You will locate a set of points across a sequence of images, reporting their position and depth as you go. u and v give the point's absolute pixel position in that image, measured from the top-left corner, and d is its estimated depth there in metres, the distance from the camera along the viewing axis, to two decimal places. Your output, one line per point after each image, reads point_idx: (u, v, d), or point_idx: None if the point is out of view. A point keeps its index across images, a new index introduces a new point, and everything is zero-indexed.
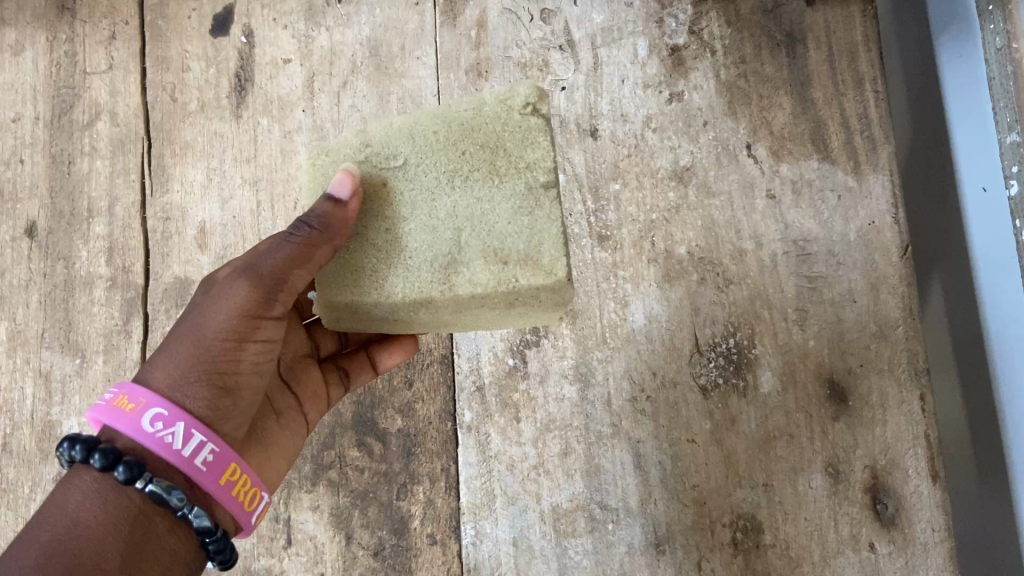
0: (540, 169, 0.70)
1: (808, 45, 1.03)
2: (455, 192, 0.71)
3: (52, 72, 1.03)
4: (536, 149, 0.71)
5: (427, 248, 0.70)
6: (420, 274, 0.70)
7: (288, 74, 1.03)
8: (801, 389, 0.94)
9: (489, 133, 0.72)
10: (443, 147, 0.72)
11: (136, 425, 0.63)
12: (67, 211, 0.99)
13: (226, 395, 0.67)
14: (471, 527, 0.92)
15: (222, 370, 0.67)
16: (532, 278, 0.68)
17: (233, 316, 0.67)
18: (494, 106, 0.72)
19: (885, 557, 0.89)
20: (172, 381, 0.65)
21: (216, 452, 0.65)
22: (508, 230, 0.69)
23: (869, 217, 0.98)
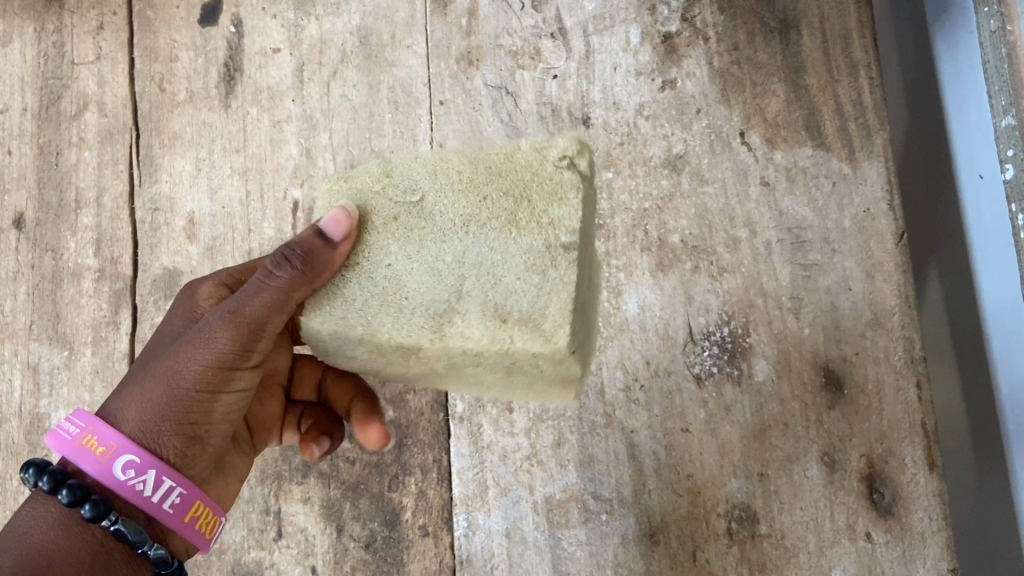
0: (563, 228, 0.64)
1: (802, 31, 1.02)
2: (467, 236, 0.64)
3: (40, 62, 1.02)
4: (563, 206, 0.64)
5: (429, 295, 0.65)
6: (415, 320, 0.65)
7: (278, 63, 1.02)
8: (796, 377, 0.93)
9: (516, 180, 0.65)
10: (465, 188, 0.66)
11: (110, 471, 0.61)
12: (55, 202, 0.99)
13: (196, 443, 0.66)
14: (464, 519, 0.91)
15: (193, 419, 0.65)
16: (532, 344, 0.64)
17: (205, 368, 0.64)
18: (529, 152, 0.66)
19: (882, 546, 0.88)
20: (142, 424, 0.63)
21: (183, 494, 0.64)
22: (514, 285, 0.64)
23: (864, 204, 0.97)
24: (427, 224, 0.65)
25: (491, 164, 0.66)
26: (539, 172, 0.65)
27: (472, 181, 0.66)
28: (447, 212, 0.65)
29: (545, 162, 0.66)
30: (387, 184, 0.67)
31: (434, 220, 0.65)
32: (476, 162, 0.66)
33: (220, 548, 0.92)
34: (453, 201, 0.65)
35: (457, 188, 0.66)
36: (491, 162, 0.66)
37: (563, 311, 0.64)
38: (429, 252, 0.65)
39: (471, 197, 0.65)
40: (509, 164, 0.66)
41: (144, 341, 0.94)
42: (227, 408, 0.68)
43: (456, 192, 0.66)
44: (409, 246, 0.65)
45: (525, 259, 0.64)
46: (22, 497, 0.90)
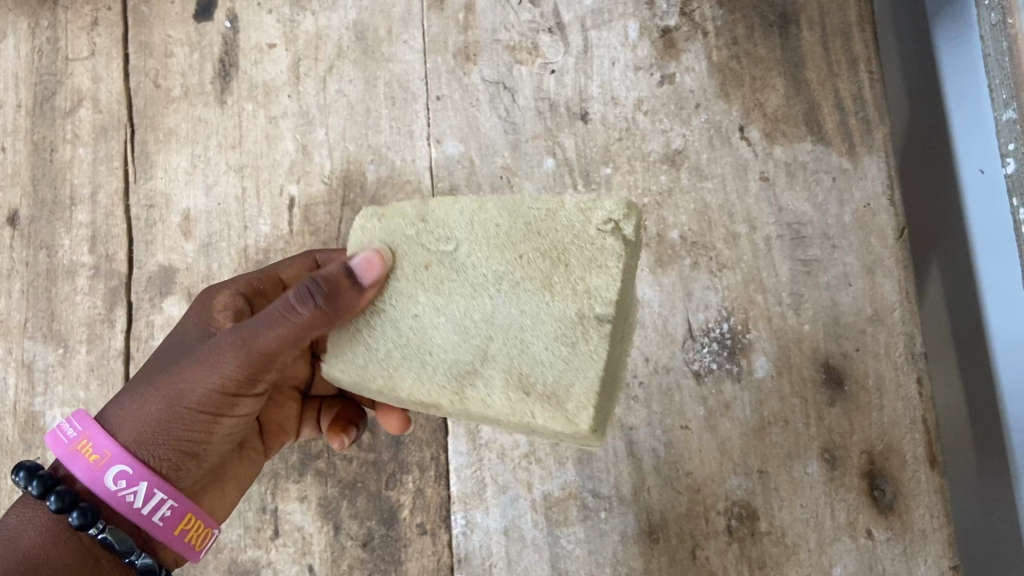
0: (599, 298, 0.63)
1: (801, 26, 1.01)
2: (499, 295, 0.65)
3: (34, 58, 1.02)
4: (602, 273, 0.63)
5: (451, 352, 0.66)
6: (436, 377, 0.66)
7: (274, 59, 1.01)
8: (796, 373, 0.93)
9: (554, 240, 0.65)
10: (502, 243, 0.66)
11: (101, 481, 0.65)
12: (49, 199, 0.98)
13: (192, 459, 0.68)
14: (462, 517, 0.91)
15: (190, 438, 0.67)
16: (551, 422, 0.61)
17: (211, 391, 0.66)
18: (571, 212, 0.65)
19: (882, 543, 0.88)
20: (139, 437, 0.66)
21: (174, 507, 0.67)
22: (540, 357, 0.63)
23: (864, 199, 0.96)
24: (460, 278, 0.67)
25: (530, 221, 0.66)
26: (577, 237, 0.64)
27: (506, 237, 0.66)
28: (479, 269, 0.66)
29: (584, 229, 0.64)
30: (423, 230, 0.69)
31: (466, 276, 0.66)
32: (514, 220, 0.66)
33: (216, 546, 0.92)
34: (487, 256, 0.66)
35: (493, 245, 0.66)
36: (529, 219, 0.66)
37: (587, 391, 0.61)
38: (461, 302, 0.66)
39: (507, 256, 0.65)
40: (549, 226, 0.65)
41: (140, 339, 0.93)
42: (228, 429, 0.70)
43: (491, 247, 0.66)
44: (441, 298, 0.67)
45: (555, 328, 0.63)
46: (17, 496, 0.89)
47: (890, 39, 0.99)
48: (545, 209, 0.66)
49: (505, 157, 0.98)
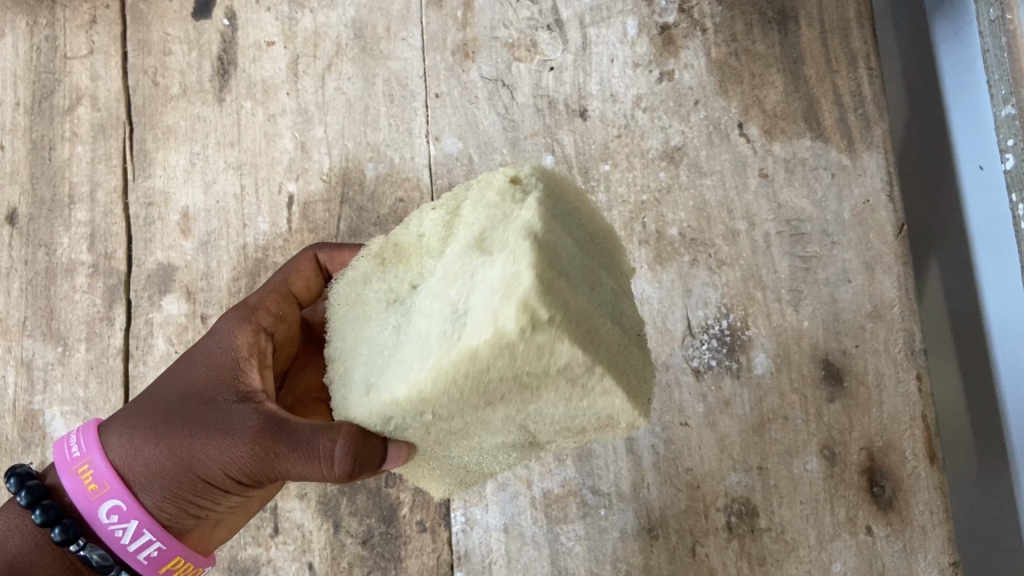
0: (576, 365, 0.63)
1: (800, 22, 1.01)
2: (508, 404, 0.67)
3: (32, 57, 1.02)
4: (556, 355, 0.62)
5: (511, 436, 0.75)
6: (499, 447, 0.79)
7: (272, 57, 1.01)
8: (795, 370, 0.93)
9: (500, 366, 0.62)
10: (465, 394, 0.65)
11: (94, 510, 0.64)
12: (48, 197, 0.98)
13: (190, 516, 0.66)
14: (461, 515, 0.91)
15: (192, 499, 0.64)
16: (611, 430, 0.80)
17: (222, 473, 0.62)
18: (495, 341, 0.59)
19: (882, 539, 0.88)
20: (140, 479, 0.63)
21: (161, 549, 0.65)
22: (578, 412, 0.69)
23: (863, 195, 0.96)
24: (448, 405, 0.66)
25: (472, 364, 0.62)
26: (533, 351, 0.61)
27: (462, 378, 0.63)
28: (459, 397, 0.66)
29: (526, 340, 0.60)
30: (398, 419, 0.69)
31: (450, 402, 0.66)
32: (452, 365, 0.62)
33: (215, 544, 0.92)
34: (457, 391, 0.65)
35: (453, 385, 0.64)
36: (471, 363, 0.62)
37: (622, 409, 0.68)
38: (480, 423, 0.72)
39: (466, 384, 0.64)
40: (492, 359, 0.61)
41: (139, 337, 0.93)
42: (232, 500, 0.67)
43: (449, 387, 0.64)
44: (451, 415, 0.68)
45: (566, 394, 0.67)
46: None
47: (887, 35, 0.99)
48: (470, 360, 0.61)
49: (504, 155, 0.98)
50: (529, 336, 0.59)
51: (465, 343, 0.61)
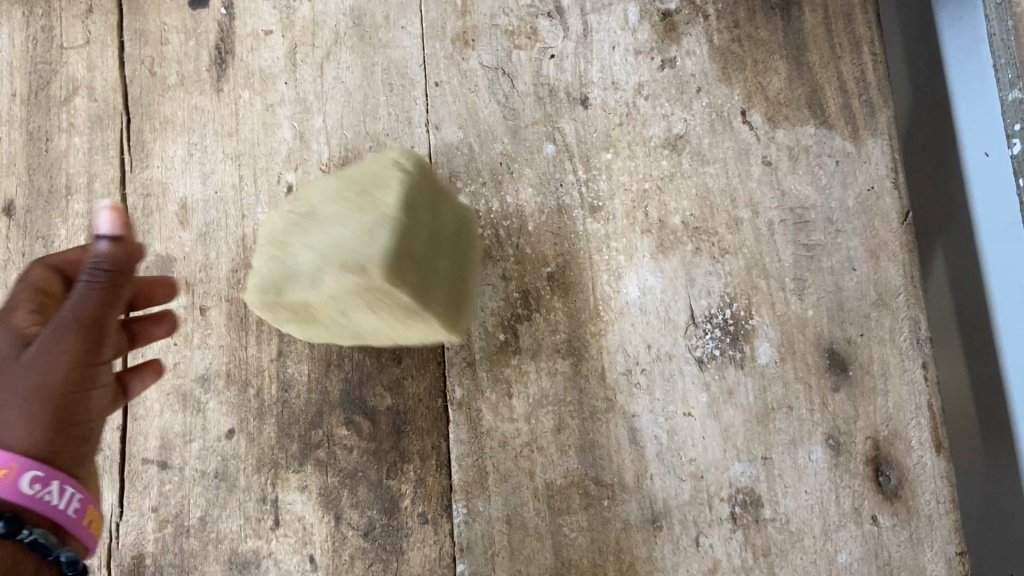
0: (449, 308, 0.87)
1: (803, 8, 1.00)
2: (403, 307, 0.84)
3: (29, 47, 1.00)
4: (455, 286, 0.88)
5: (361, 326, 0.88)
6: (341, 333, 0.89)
7: (269, 46, 1.00)
8: (800, 359, 0.92)
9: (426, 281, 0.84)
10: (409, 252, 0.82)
11: (13, 489, 0.64)
12: (45, 188, 0.97)
13: (75, 438, 0.70)
14: (463, 506, 0.90)
15: (68, 416, 0.69)
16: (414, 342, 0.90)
17: (70, 368, 0.68)
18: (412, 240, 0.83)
19: (888, 530, 0.88)
20: (18, 436, 0.66)
21: (80, 497, 0.70)
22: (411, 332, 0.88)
23: (868, 181, 0.96)
24: (415, 211, 0.84)
25: (417, 180, 0.87)
26: (462, 213, 0.92)
27: (450, 243, 0.89)
28: (461, 289, 0.90)
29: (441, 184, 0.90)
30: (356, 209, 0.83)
31: (449, 282, 0.88)
32: (412, 163, 0.87)
33: (215, 537, 0.89)
34: (419, 192, 0.87)
35: (417, 191, 0.86)
36: (416, 178, 0.87)
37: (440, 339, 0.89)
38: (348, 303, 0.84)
39: (437, 194, 0.88)
40: (418, 177, 0.88)
41: None
42: (97, 401, 0.73)
43: (458, 278, 0.90)
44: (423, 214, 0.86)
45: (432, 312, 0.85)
46: None
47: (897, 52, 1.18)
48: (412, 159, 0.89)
49: (505, 144, 0.98)
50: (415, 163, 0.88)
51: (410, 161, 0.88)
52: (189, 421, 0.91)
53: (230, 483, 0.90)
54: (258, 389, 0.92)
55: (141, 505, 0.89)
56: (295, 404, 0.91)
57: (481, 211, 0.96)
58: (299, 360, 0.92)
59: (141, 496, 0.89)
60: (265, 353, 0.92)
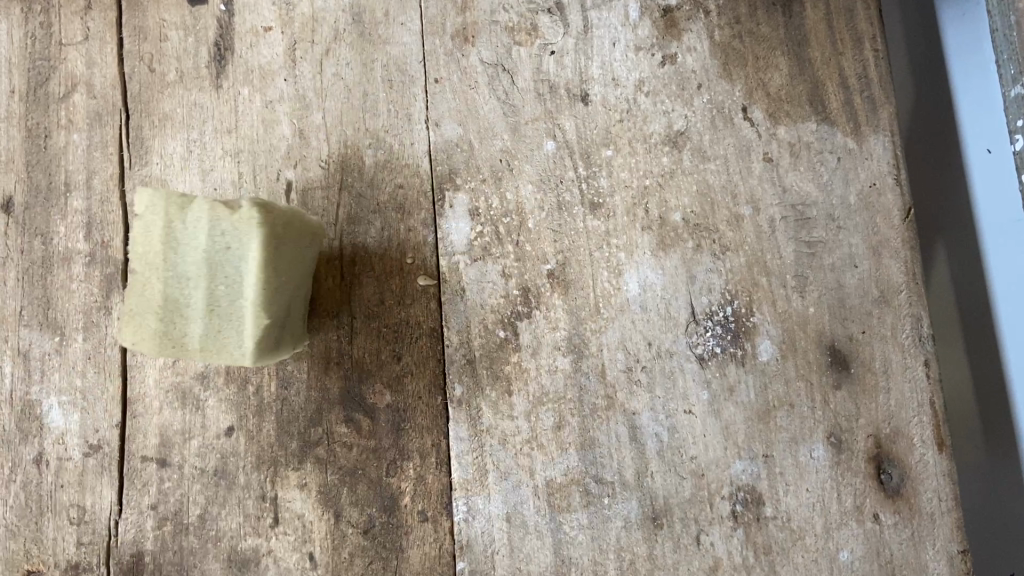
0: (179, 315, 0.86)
1: (805, 4, 0.99)
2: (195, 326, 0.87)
3: (27, 44, 0.99)
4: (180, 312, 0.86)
5: (216, 347, 0.87)
6: (219, 349, 0.87)
7: (269, 42, 1.00)
8: (801, 356, 0.92)
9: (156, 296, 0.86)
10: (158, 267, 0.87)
11: None
12: (44, 185, 0.96)
13: None
14: (463, 504, 0.89)
15: None
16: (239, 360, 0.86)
17: None
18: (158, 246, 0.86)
19: (889, 528, 0.88)
20: None
21: None
22: (211, 345, 0.86)
23: (870, 178, 0.95)
24: (148, 272, 0.87)
25: (179, 239, 0.85)
26: (242, 244, 0.84)
27: (229, 271, 0.86)
28: (242, 311, 0.85)
29: (220, 215, 0.84)
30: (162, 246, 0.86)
31: (230, 308, 0.86)
32: (161, 230, 0.85)
33: (215, 535, 0.88)
34: (150, 248, 0.86)
35: (149, 242, 0.86)
36: (183, 231, 0.85)
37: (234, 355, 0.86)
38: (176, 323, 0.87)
39: (193, 244, 0.85)
40: (156, 219, 0.86)
41: None
42: None
43: (243, 299, 0.85)
44: (157, 275, 0.86)
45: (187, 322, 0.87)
46: (18, 486, 0.89)
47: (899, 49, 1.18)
48: (181, 208, 0.85)
49: (505, 140, 0.97)
50: (173, 218, 0.85)
51: (189, 217, 0.85)
52: (188, 418, 0.90)
53: (229, 480, 0.89)
54: (258, 386, 0.91)
55: (141, 502, 0.89)
56: (295, 401, 0.91)
57: (481, 209, 0.95)
58: (298, 358, 0.92)
59: (140, 493, 0.89)
60: None
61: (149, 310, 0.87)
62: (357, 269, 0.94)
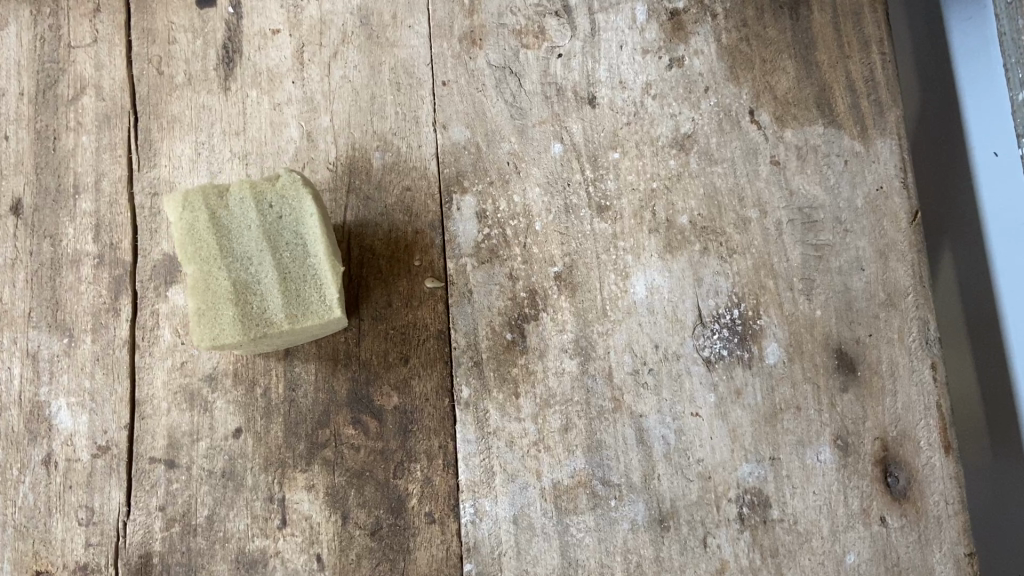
0: (276, 291, 0.82)
1: (812, 7, 1.00)
2: (256, 298, 0.83)
3: (36, 46, 0.99)
4: (268, 273, 0.83)
5: (268, 316, 0.82)
6: (271, 324, 0.82)
7: (278, 45, 1.00)
8: (808, 359, 0.92)
9: (218, 282, 0.82)
10: (210, 259, 0.83)
11: None
12: (53, 187, 0.96)
13: None
14: (471, 506, 0.90)
15: None
16: (310, 322, 0.82)
17: None
18: (202, 238, 0.83)
19: (896, 531, 0.88)
20: None
21: None
22: (264, 313, 0.82)
23: (877, 181, 0.95)
24: (207, 264, 0.83)
25: (228, 223, 0.84)
26: (294, 211, 0.85)
27: (288, 239, 0.84)
28: (316, 267, 0.84)
29: (262, 191, 0.85)
30: (233, 228, 0.84)
31: (299, 278, 0.83)
32: (207, 219, 0.83)
33: (223, 536, 0.89)
34: (199, 241, 0.83)
35: (198, 237, 0.83)
36: (230, 217, 0.84)
37: (290, 317, 0.82)
38: (254, 302, 0.82)
39: (246, 224, 0.84)
40: (199, 213, 0.83)
41: (146, 329, 0.93)
42: None
43: (309, 257, 0.84)
44: (218, 263, 0.82)
45: (280, 293, 0.82)
46: (25, 487, 0.90)
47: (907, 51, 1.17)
48: (219, 196, 0.84)
49: (512, 143, 0.97)
50: (215, 207, 0.84)
51: (232, 203, 0.84)
52: (196, 419, 0.91)
53: (237, 481, 0.89)
54: (265, 388, 0.91)
55: (148, 504, 0.89)
56: (303, 402, 0.91)
57: (488, 211, 0.96)
58: (306, 360, 0.92)
59: (148, 495, 0.89)
60: (272, 353, 0.92)
61: (222, 299, 0.82)
62: (364, 272, 0.94)
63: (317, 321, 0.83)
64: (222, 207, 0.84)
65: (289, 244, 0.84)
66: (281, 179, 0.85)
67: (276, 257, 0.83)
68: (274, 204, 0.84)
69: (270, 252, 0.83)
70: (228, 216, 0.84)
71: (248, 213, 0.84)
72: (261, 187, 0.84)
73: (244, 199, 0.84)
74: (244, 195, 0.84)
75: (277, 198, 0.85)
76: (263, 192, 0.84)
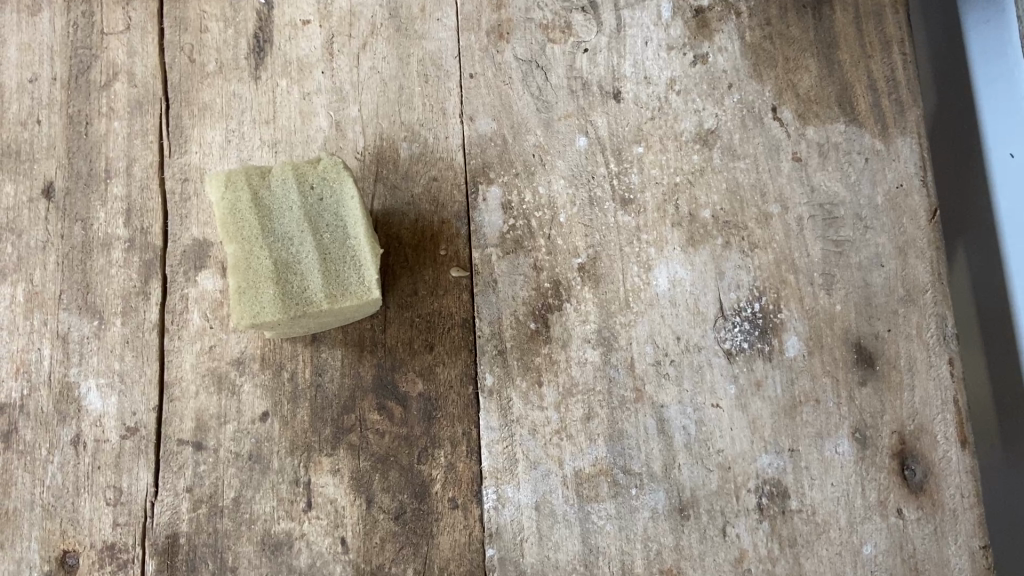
0: (318, 270, 0.83)
1: (835, 7, 1.01)
2: (296, 277, 0.83)
3: (69, 33, 1.01)
4: (309, 252, 0.84)
5: (309, 294, 0.83)
6: (311, 301, 0.83)
7: (308, 36, 1.01)
8: (827, 353, 0.93)
9: (260, 261, 0.83)
10: (251, 238, 0.84)
11: None
12: (84, 171, 0.97)
13: None
14: (493, 493, 0.91)
15: None
16: (349, 300, 0.83)
17: None
18: (245, 217, 0.84)
19: (912, 523, 0.89)
20: None
21: None
22: (305, 291, 0.83)
23: (897, 179, 0.97)
24: (248, 244, 0.83)
25: (269, 205, 0.85)
26: (335, 193, 0.86)
27: (328, 221, 0.86)
28: (356, 248, 0.85)
29: (303, 173, 0.86)
30: (275, 209, 0.85)
31: (340, 257, 0.85)
32: (250, 199, 0.84)
33: (249, 518, 0.90)
34: (241, 221, 0.84)
35: (240, 216, 0.84)
36: (272, 198, 0.85)
37: (330, 295, 0.83)
38: (295, 281, 0.83)
39: (287, 206, 0.85)
40: (241, 193, 0.84)
41: (175, 312, 0.94)
42: None
43: (348, 239, 0.85)
44: (260, 242, 0.83)
45: (322, 272, 0.83)
46: (53, 466, 0.91)
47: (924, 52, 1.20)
48: (261, 178, 0.86)
49: (537, 136, 0.99)
50: (258, 188, 0.85)
51: (274, 185, 0.86)
52: (223, 403, 0.92)
53: (264, 464, 0.91)
54: (292, 372, 0.93)
55: (176, 485, 0.90)
56: (329, 388, 0.93)
57: (514, 203, 0.97)
58: (332, 346, 0.93)
59: (176, 476, 0.90)
60: (299, 339, 0.94)
61: (263, 277, 0.82)
62: (391, 260, 0.96)
63: (355, 300, 0.84)
64: (264, 188, 0.85)
65: (330, 225, 0.86)
66: (323, 162, 0.87)
67: (317, 237, 0.84)
68: (315, 186, 0.86)
69: (311, 232, 0.84)
70: (270, 197, 0.85)
71: (291, 194, 0.85)
72: (303, 168, 0.86)
73: (286, 180, 0.85)
74: (286, 176, 0.85)
75: (318, 180, 0.86)
76: (305, 174, 0.86)
